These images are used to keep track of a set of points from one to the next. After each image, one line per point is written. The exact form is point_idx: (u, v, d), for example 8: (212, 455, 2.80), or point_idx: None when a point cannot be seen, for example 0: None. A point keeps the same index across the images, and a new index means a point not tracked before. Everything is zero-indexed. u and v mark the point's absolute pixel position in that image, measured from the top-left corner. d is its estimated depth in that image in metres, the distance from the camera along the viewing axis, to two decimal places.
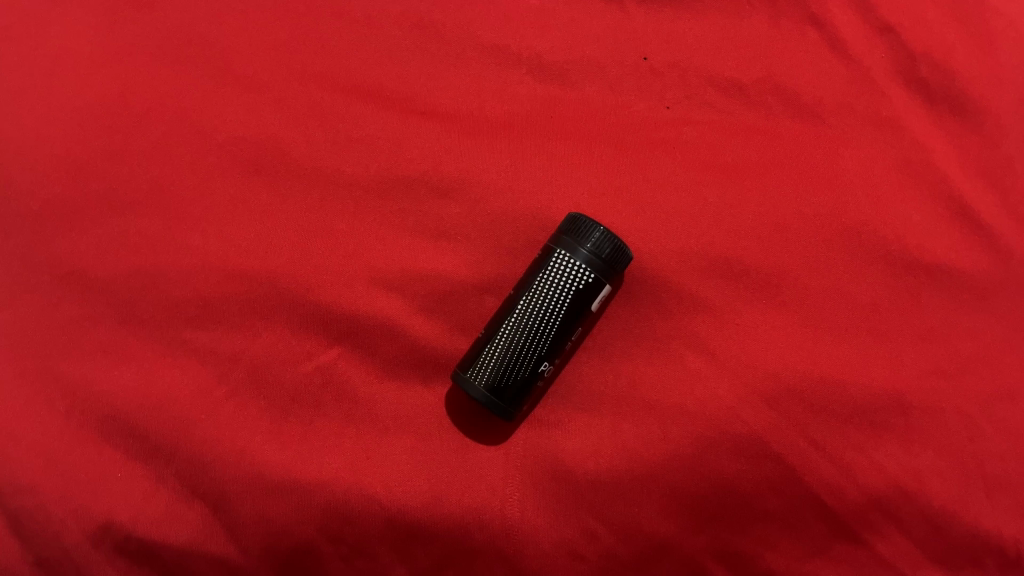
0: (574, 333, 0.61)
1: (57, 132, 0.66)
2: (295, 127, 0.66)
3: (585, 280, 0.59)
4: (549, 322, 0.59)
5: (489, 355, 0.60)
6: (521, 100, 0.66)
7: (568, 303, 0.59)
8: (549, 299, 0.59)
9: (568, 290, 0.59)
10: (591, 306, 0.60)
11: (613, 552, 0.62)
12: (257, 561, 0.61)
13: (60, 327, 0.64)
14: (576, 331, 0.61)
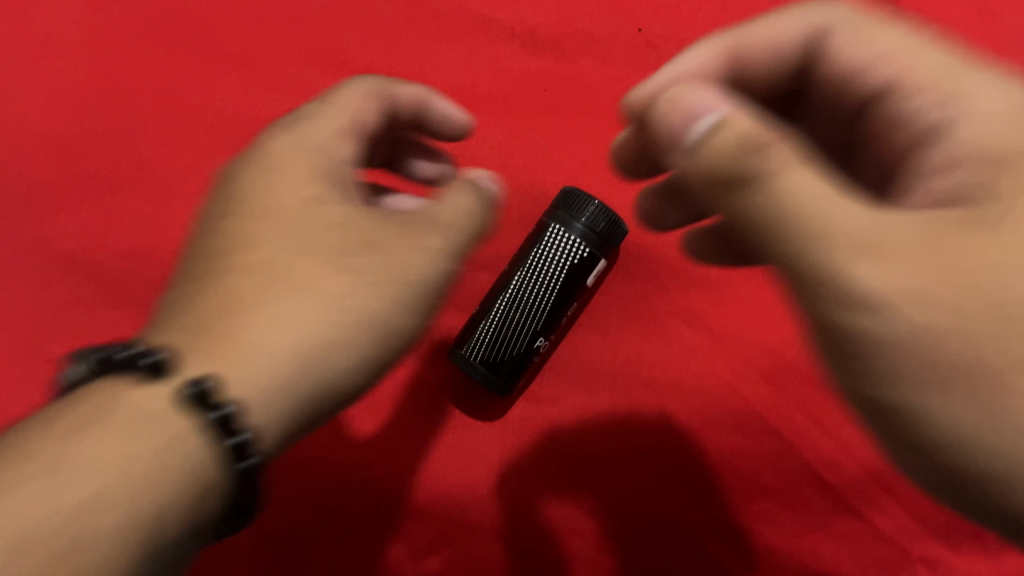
0: (570, 307, 0.61)
1: (44, 111, 0.65)
2: (287, 104, 0.65)
3: (580, 255, 0.58)
4: (545, 294, 0.59)
5: (485, 323, 0.60)
6: (515, 75, 0.66)
7: (563, 275, 0.59)
8: (543, 274, 0.59)
9: (563, 265, 0.58)
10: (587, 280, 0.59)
11: (613, 530, 0.61)
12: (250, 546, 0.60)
13: (49, 309, 0.62)
14: (572, 305, 0.61)
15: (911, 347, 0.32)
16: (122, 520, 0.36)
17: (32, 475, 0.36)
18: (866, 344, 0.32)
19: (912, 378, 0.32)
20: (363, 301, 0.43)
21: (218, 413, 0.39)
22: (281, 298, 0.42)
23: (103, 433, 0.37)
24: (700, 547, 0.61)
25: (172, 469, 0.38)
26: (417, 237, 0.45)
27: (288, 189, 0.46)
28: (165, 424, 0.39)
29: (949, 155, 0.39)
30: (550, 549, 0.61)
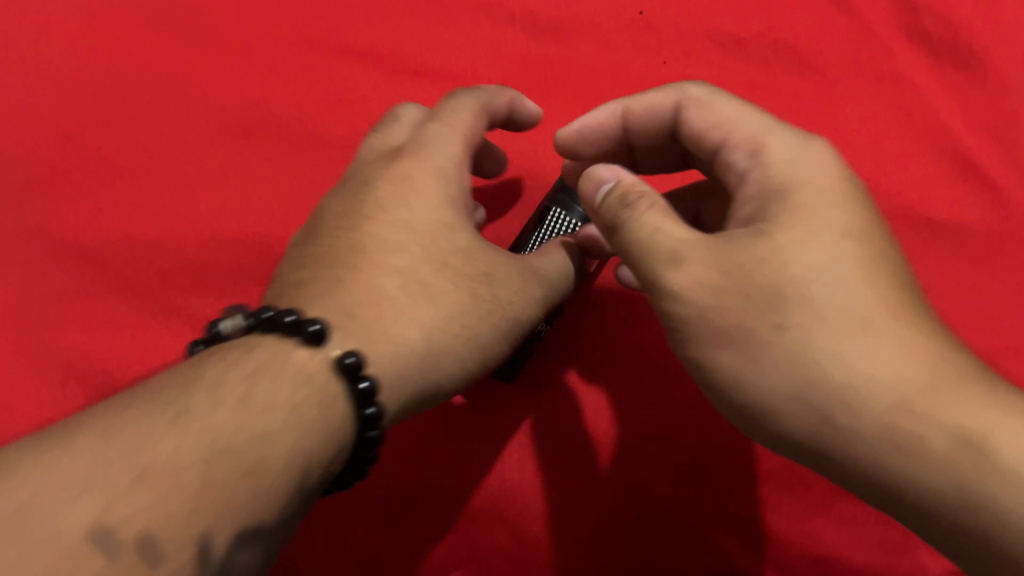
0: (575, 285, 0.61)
1: (42, 98, 0.65)
2: (287, 90, 0.65)
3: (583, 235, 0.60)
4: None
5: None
6: (516, 59, 0.66)
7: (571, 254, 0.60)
8: None
9: None
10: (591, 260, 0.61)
11: (617, 517, 0.61)
12: None
13: (48, 296, 0.62)
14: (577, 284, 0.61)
15: (704, 322, 0.45)
16: (286, 456, 0.37)
17: (217, 408, 0.37)
18: (686, 325, 0.45)
19: (711, 343, 0.45)
20: (477, 315, 0.50)
21: (367, 385, 0.42)
22: (415, 299, 0.48)
23: (269, 383, 0.39)
24: (701, 533, 0.60)
25: (326, 425, 0.40)
26: (518, 275, 0.52)
27: (422, 204, 0.51)
28: (322, 386, 0.41)
29: (757, 195, 0.49)
30: (550, 536, 0.61)
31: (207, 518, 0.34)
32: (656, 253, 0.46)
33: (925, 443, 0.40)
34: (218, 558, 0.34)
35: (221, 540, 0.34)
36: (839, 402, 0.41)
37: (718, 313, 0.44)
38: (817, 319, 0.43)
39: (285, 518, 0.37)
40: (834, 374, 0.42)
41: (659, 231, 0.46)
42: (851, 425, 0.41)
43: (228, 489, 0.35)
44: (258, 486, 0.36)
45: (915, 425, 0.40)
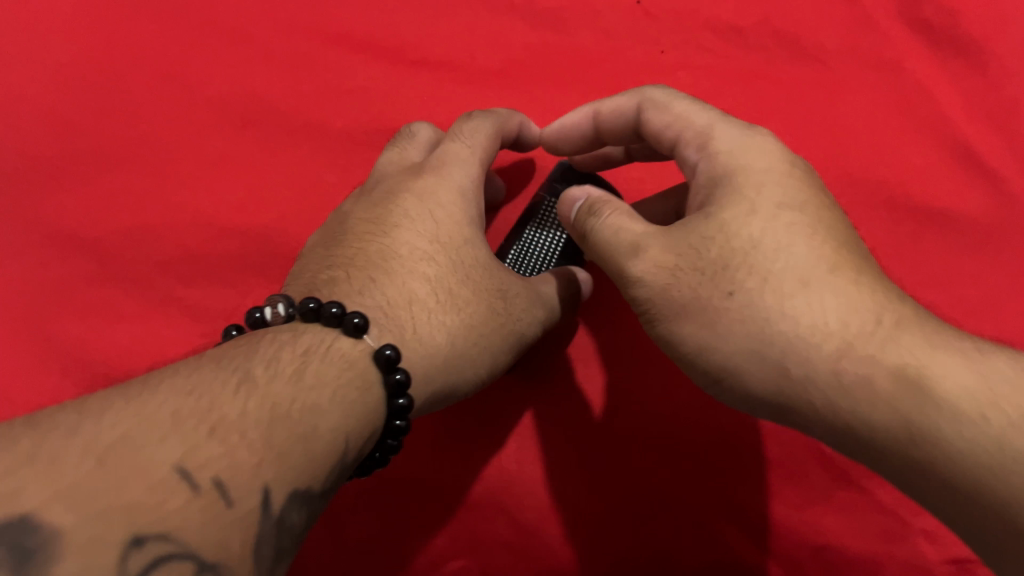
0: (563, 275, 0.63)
1: (40, 87, 0.65)
2: (285, 79, 0.65)
3: None
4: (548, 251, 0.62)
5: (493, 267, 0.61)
6: (516, 49, 0.65)
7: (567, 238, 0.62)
8: (544, 243, 0.62)
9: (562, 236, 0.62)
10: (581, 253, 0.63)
11: (614, 504, 0.61)
12: None
13: (47, 285, 0.62)
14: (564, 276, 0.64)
15: (665, 306, 0.47)
16: (332, 432, 0.38)
17: (272, 379, 0.37)
18: (652, 308, 0.47)
19: (675, 326, 0.47)
20: (490, 327, 0.52)
21: (402, 377, 0.44)
22: (438, 304, 0.51)
23: (315, 365, 0.41)
24: (700, 520, 0.60)
25: (366, 410, 0.42)
26: (523, 295, 0.55)
27: (448, 216, 0.54)
28: (362, 375, 0.43)
29: (706, 175, 0.49)
30: (549, 524, 0.61)
31: (268, 475, 0.33)
32: (615, 248, 0.49)
33: (874, 390, 0.40)
34: (275, 514, 0.33)
35: (277, 499, 0.33)
36: (789, 356, 0.43)
37: (675, 294, 0.46)
38: (760, 283, 0.44)
39: (325, 491, 0.37)
40: (783, 335, 0.43)
41: (615, 231, 0.49)
42: (804, 381, 0.42)
43: (283, 454, 0.35)
44: (308, 454, 0.36)
45: (861, 368, 0.41)
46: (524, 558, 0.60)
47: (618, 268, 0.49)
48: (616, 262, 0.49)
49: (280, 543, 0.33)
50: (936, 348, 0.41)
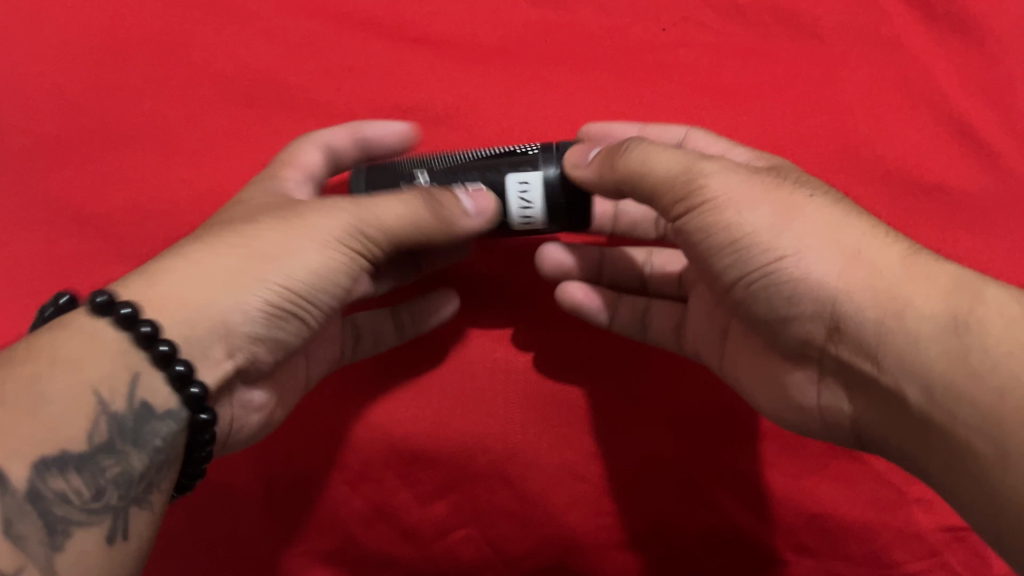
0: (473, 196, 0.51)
1: (44, 66, 0.65)
2: (287, 57, 0.65)
3: (530, 152, 0.52)
4: (491, 160, 0.52)
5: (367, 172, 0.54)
6: (515, 26, 0.66)
7: (517, 153, 0.52)
8: (482, 153, 0.53)
9: (505, 152, 0.53)
10: (508, 172, 0.51)
11: (614, 471, 0.62)
12: (261, 508, 0.62)
13: (57, 264, 0.63)
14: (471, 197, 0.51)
15: (734, 203, 0.45)
16: (66, 386, 0.42)
17: (27, 359, 0.42)
18: (714, 195, 0.46)
19: (741, 219, 0.45)
20: (285, 237, 0.48)
21: (128, 309, 0.44)
22: (196, 253, 0.48)
23: (60, 338, 0.44)
24: (700, 490, 0.62)
25: (105, 361, 0.44)
26: (323, 204, 0.50)
27: (247, 199, 0.54)
28: (95, 330, 0.44)
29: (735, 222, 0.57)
30: (553, 493, 0.62)
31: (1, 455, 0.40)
32: (667, 166, 0.46)
33: (933, 286, 0.43)
34: (16, 490, 0.40)
35: (17, 475, 0.40)
36: (866, 245, 0.45)
37: (748, 192, 0.46)
38: (831, 204, 0.46)
39: (88, 443, 0.42)
40: (857, 240, 0.45)
41: (664, 153, 0.47)
42: (869, 274, 0.44)
43: (17, 432, 0.40)
44: (52, 421, 0.41)
45: (928, 271, 0.44)
46: (530, 529, 0.62)
47: (674, 177, 0.46)
48: (674, 174, 0.46)
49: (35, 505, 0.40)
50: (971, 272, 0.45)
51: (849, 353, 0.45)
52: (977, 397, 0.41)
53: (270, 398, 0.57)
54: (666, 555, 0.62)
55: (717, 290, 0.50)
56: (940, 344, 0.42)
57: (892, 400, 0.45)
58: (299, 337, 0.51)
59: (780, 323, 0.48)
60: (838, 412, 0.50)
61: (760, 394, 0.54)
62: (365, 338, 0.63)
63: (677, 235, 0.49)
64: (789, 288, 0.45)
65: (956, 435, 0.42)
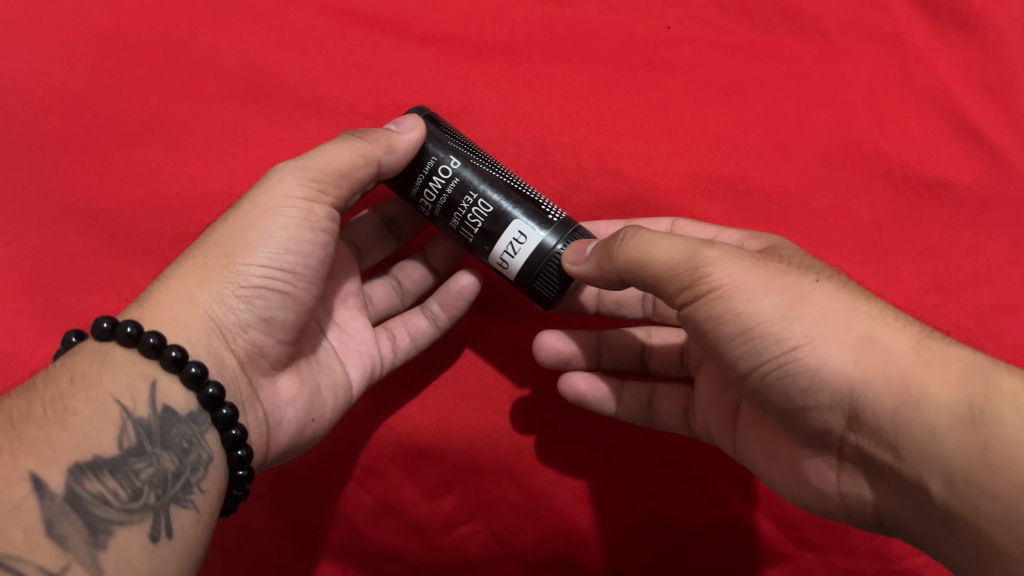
0: (476, 212, 0.54)
1: (51, 63, 0.65)
2: (293, 54, 0.66)
3: (551, 216, 0.54)
4: (519, 203, 0.54)
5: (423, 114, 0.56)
6: (519, 22, 0.66)
7: (542, 212, 0.54)
8: (518, 185, 0.55)
9: (534, 199, 0.55)
10: (514, 219, 0.54)
11: (620, 467, 0.63)
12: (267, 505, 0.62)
13: (69, 259, 0.64)
14: (473, 211, 0.54)
15: (743, 291, 0.45)
16: (89, 401, 0.45)
17: (50, 385, 0.45)
18: (726, 287, 0.45)
19: (751, 307, 0.45)
20: (241, 216, 0.52)
21: (130, 326, 0.47)
22: (178, 271, 0.52)
23: (76, 365, 0.47)
24: (704, 483, 0.63)
25: (120, 374, 0.46)
26: (265, 179, 0.53)
27: None
28: (107, 352, 0.47)
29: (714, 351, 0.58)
30: (559, 487, 0.63)
31: (35, 463, 0.41)
32: (667, 252, 0.47)
33: (948, 373, 0.43)
34: (53, 495, 0.41)
35: (53, 481, 0.41)
36: (879, 332, 0.44)
37: (753, 279, 0.45)
38: (836, 290, 0.46)
39: (121, 450, 0.44)
40: (868, 325, 0.45)
41: (664, 242, 0.47)
42: (882, 360, 0.43)
43: (47, 441, 0.42)
44: (79, 430, 0.43)
45: (945, 358, 0.44)
46: (536, 522, 0.62)
47: (675, 265, 0.46)
48: (679, 262, 0.46)
49: (80, 509, 0.41)
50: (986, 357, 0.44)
51: (870, 444, 0.45)
52: (996, 489, 0.40)
53: (299, 390, 0.56)
54: (669, 551, 0.62)
55: (730, 379, 0.49)
56: (957, 436, 0.41)
57: (915, 490, 0.44)
58: (289, 312, 0.52)
59: (799, 414, 0.47)
60: (859, 495, 0.48)
61: (776, 477, 0.53)
62: (400, 336, 0.63)
63: (685, 323, 0.49)
64: (804, 379, 0.44)
65: (980, 529, 0.41)
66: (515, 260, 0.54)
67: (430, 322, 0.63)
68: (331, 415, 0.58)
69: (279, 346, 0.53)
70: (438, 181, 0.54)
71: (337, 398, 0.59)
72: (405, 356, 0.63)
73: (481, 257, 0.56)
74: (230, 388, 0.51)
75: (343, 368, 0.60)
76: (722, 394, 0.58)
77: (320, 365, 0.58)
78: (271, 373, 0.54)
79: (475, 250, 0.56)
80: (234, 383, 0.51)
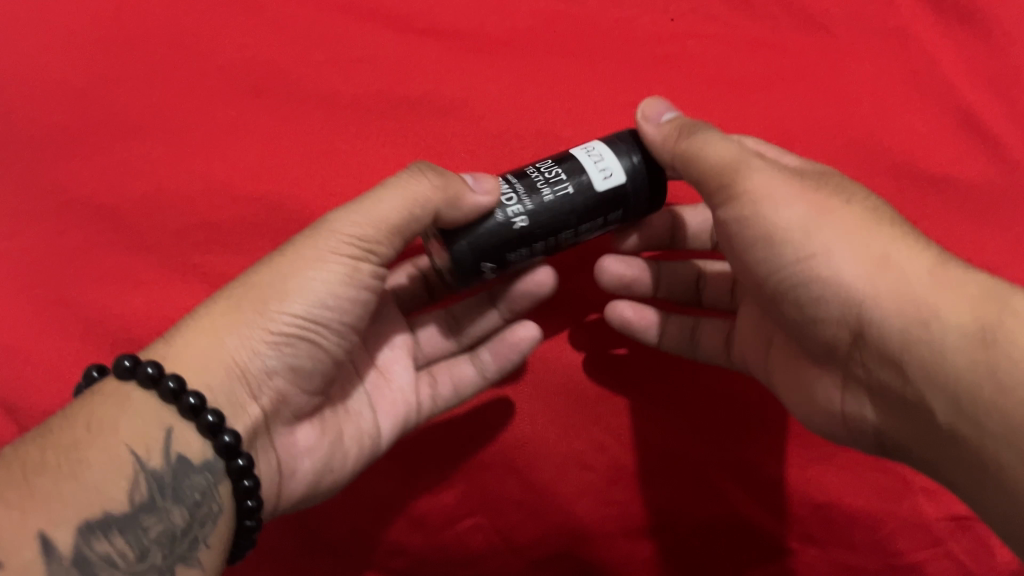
0: (557, 176, 0.53)
1: (54, 57, 0.65)
2: (295, 48, 0.65)
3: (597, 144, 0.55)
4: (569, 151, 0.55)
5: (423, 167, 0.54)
6: (522, 17, 0.66)
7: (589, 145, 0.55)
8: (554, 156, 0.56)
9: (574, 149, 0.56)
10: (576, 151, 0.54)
11: (623, 463, 0.63)
12: None
13: (69, 252, 0.64)
14: (548, 171, 0.53)
15: (771, 198, 0.49)
16: (104, 452, 0.45)
17: (65, 428, 0.46)
18: (755, 189, 0.49)
19: (778, 214, 0.49)
20: (285, 263, 0.52)
21: (150, 368, 0.47)
22: (208, 312, 0.51)
23: (92, 405, 0.47)
24: (706, 481, 0.62)
25: (137, 423, 0.47)
26: (319, 223, 0.53)
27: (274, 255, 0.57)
28: (126, 394, 0.47)
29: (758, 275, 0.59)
30: (561, 484, 0.63)
31: (44, 522, 0.42)
32: (720, 152, 0.51)
33: (964, 298, 0.46)
34: (62, 556, 0.42)
35: (62, 542, 0.42)
36: (897, 246, 0.47)
37: (786, 188, 0.49)
38: (867, 210, 0.49)
39: (134, 507, 0.45)
40: (887, 245, 0.47)
41: (717, 142, 0.51)
42: (897, 278, 0.47)
43: (59, 497, 0.43)
44: (92, 484, 0.44)
45: (958, 280, 0.46)
46: (537, 519, 0.62)
47: (721, 161, 0.50)
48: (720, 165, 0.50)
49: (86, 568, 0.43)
50: (1005, 282, 0.47)
51: (877, 365, 0.48)
52: (1001, 406, 0.43)
53: (319, 440, 0.57)
54: (673, 545, 0.63)
55: (751, 289, 0.54)
56: (968, 357, 0.44)
57: (918, 411, 0.47)
58: (317, 362, 0.53)
59: (811, 327, 0.50)
60: (861, 415, 0.52)
61: (788, 395, 0.57)
62: (443, 381, 0.64)
63: (720, 228, 0.53)
64: (817, 291, 0.48)
65: (986, 450, 0.44)
66: (616, 167, 0.53)
67: (476, 371, 0.63)
68: (352, 465, 0.59)
69: (301, 396, 0.54)
70: (515, 201, 0.52)
71: (362, 446, 0.59)
72: (445, 403, 0.63)
73: (610, 211, 0.53)
74: (251, 436, 0.52)
75: (373, 417, 0.60)
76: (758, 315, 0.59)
77: (348, 413, 0.59)
78: (291, 423, 0.55)
79: (602, 207, 0.53)
80: (254, 431, 0.52)
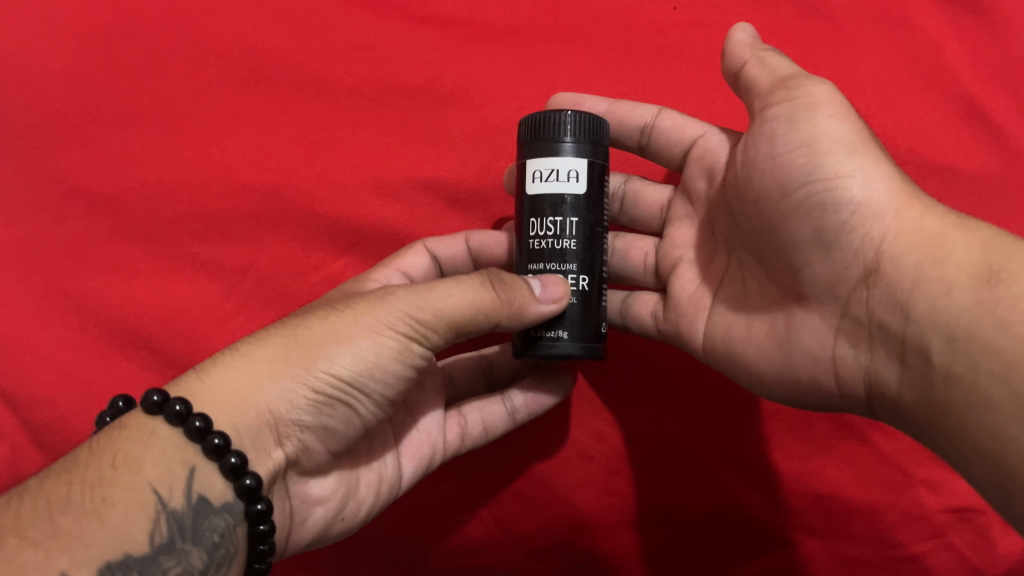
0: (562, 225, 0.54)
1: (50, 45, 0.65)
2: (294, 36, 0.65)
3: (536, 169, 0.54)
4: (528, 198, 0.55)
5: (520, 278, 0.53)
6: (524, 4, 0.65)
7: (534, 175, 0.54)
8: (517, 202, 0.56)
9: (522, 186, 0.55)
10: (540, 190, 0.54)
11: (621, 453, 0.64)
12: None
13: (68, 242, 0.64)
14: (554, 227, 0.54)
15: (828, 106, 0.49)
16: (129, 490, 0.44)
17: (91, 465, 0.45)
18: (805, 96, 0.50)
19: (827, 120, 0.48)
20: (340, 324, 0.50)
21: (179, 406, 0.46)
22: (251, 352, 0.50)
23: (118, 441, 0.46)
24: (706, 472, 0.63)
25: (164, 462, 0.46)
26: (381, 294, 0.51)
27: (327, 301, 0.56)
28: (152, 429, 0.47)
29: (697, 166, 0.60)
30: (561, 474, 0.64)
31: (67, 562, 0.41)
32: (773, 74, 0.52)
33: (978, 242, 0.46)
34: None
35: None
36: (919, 194, 0.49)
37: (834, 103, 0.49)
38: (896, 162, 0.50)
39: (154, 547, 0.44)
40: (911, 193, 0.49)
41: (778, 61, 0.53)
42: (917, 218, 0.48)
43: (82, 538, 0.42)
44: (115, 524, 0.43)
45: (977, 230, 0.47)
46: (538, 508, 0.64)
47: (777, 78, 0.52)
48: (768, 81, 0.52)
49: None
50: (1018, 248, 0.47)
51: (881, 305, 0.48)
52: (1000, 345, 0.42)
53: (334, 489, 0.54)
54: (673, 534, 0.63)
55: (757, 221, 0.53)
56: (971, 295, 0.44)
57: (914, 355, 0.46)
58: (351, 426, 0.51)
59: (818, 258, 0.50)
60: (852, 364, 0.51)
61: (764, 337, 0.55)
62: (473, 421, 0.62)
63: (744, 151, 0.54)
64: (841, 214, 0.48)
65: (978, 386, 0.43)
66: (575, 164, 0.54)
67: (508, 413, 0.62)
68: (366, 512, 0.57)
69: (324, 453, 0.52)
70: (569, 278, 0.54)
71: (379, 494, 0.57)
72: (474, 442, 0.62)
73: (599, 181, 0.55)
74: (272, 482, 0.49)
75: (396, 461, 0.59)
76: (713, 261, 0.60)
77: (371, 462, 0.57)
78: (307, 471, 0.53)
79: (596, 188, 0.55)
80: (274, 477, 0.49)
